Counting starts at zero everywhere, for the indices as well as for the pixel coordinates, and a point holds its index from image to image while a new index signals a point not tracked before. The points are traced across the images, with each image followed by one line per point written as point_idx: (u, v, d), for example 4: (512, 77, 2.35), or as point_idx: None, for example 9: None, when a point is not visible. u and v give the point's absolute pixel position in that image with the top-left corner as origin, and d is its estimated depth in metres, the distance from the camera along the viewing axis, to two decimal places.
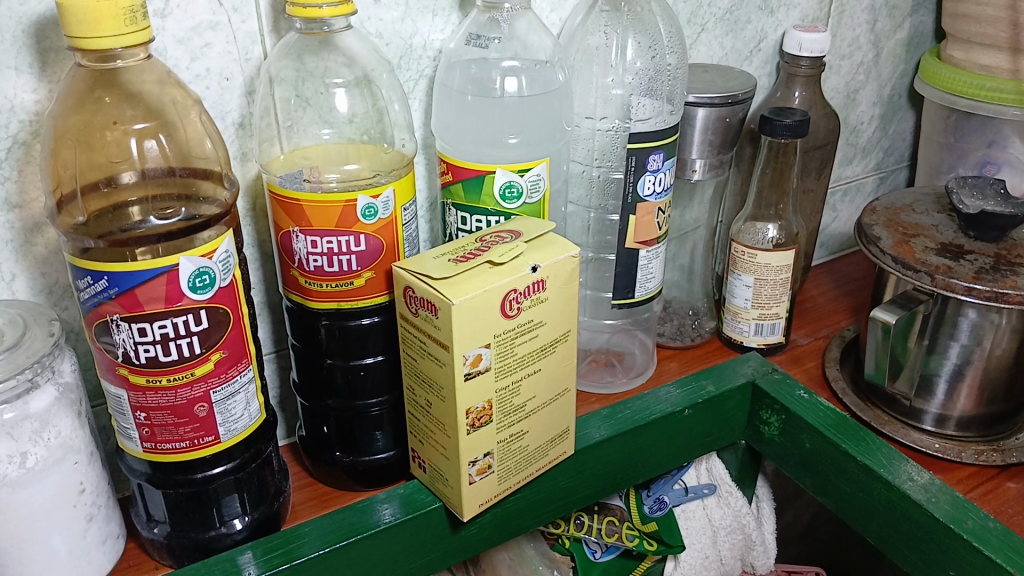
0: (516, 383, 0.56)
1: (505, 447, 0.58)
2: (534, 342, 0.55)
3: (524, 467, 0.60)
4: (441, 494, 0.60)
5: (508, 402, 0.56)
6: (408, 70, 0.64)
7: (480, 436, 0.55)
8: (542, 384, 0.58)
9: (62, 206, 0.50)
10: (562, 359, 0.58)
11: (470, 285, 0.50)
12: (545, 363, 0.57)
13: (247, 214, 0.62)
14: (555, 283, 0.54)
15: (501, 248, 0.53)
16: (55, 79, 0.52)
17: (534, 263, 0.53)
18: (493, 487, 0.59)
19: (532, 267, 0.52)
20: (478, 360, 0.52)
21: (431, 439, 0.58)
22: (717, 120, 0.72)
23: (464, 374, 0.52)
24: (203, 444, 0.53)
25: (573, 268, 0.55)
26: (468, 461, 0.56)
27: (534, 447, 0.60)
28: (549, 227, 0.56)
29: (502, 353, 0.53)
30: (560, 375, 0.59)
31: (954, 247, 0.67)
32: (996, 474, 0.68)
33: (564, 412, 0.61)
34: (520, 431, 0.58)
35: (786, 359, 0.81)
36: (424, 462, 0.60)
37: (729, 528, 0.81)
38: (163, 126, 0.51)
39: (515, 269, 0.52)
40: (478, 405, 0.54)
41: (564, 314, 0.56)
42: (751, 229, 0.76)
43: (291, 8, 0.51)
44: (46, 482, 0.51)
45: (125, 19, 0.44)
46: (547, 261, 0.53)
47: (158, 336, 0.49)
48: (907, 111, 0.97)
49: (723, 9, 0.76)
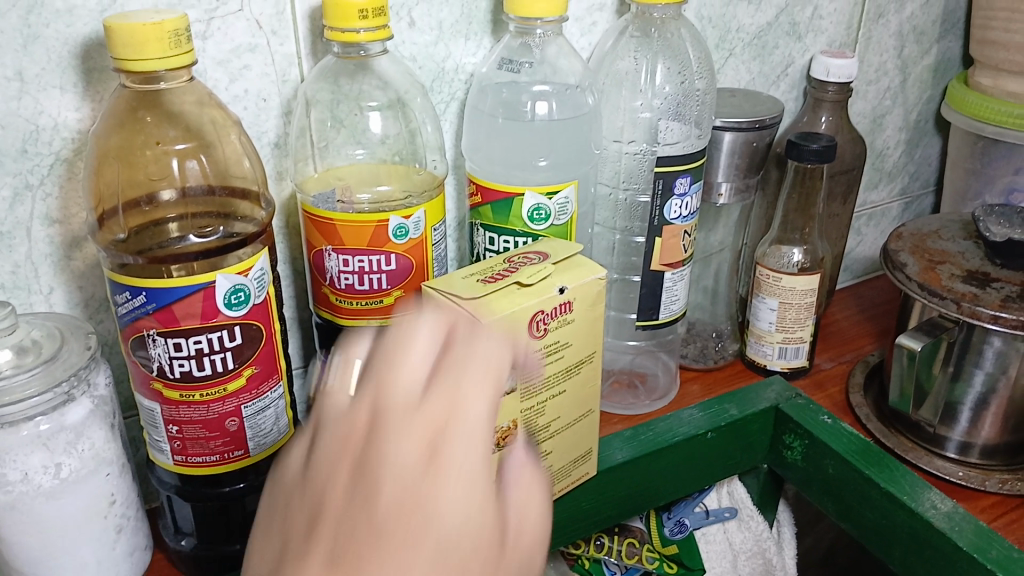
0: (541, 403, 0.56)
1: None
2: (559, 362, 0.56)
3: (547, 486, 0.61)
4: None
5: (533, 421, 0.56)
6: (440, 93, 0.65)
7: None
8: (567, 404, 0.58)
9: (103, 221, 0.51)
10: (587, 380, 0.59)
11: (500, 306, 0.51)
12: (570, 385, 0.58)
13: (280, 232, 0.63)
14: (581, 304, 0.55)
15: (529, 270, 0.54)
16: (97, 98, 0.53)
17: (561, 284, 0.53)
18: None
19: (560, 288, 0.53)
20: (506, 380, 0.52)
21: None
22: (744, 144, 0.72)
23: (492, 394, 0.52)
24: (233, 457, 0.54)
25: (599, 290, 0.56)
26: None
27: (557, 466, 0.61)
28: (576, 249, 0.57)
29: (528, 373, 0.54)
30: (586, 395, 0.59)
31: (980, 275, 0.67)
32: (1020, 504, 0.68)
33: (587, 432, 0.62)
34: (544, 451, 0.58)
35: (809, 383, 0.81)
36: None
37: (750, 552, 0.81)
38: (202, 147, 0.52)
39: (542, 290, 0.53)
40: (504, 425, 0.54)
41: (589, 334, 0.57)
42: (776, 252, 0.77)
43: (330, 32, 0.52)
44: (79, 493, 0.52)
45: (170, 43, 0.45)
46: (574, 283, 0.54)
47: (193, 351, 0.50)
48: (934, 137, 0.97)
49: (751, 35, 0.77)
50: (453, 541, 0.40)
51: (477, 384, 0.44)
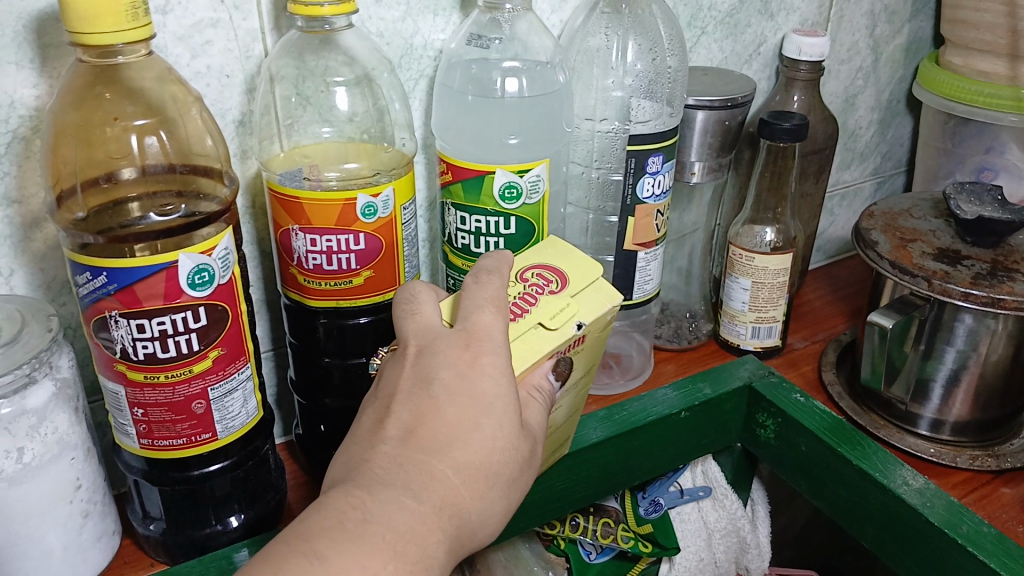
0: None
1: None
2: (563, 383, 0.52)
3: None
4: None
5: None
6: (409, 69, 0.64)
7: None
8: (560, 417, 0.55)
9: (61, 202, 0.50)
10: (582, 390, 0.56)
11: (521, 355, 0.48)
12: (568, 399, 0.54)
13: (246, 212, 0.62)
14: (596, 333, 0.51)
15: (543, 302, 0.50)
16: (55, 75, 0.51)
17: (580, 322, 0.49)
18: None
19: (579, 329, 0.49)
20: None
21: None
22: (716, 123, 0.71)
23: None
24: (200, 441, 0.53)
25: (613, 316, 0.52)
26: None
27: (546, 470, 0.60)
28: (595, 270, 0.52)
29: None
30: (577, 402, 0.57)
31: (951, 253, 0.68)
32: (990, 480, 0.69)
33: (572, 437, 0.60)
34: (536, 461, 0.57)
35: (782, 363, 0.82)
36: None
37: (724, 530, 0.81)
38: (163, 123, 0.51)
39: (563, 334, 0.49)
40: None
41: (592, 356, 0.54)
42: (749, 232, 0.76)
43: (292, 6, 0.51)
44: (43, 478, 0.51)
45: (127, 16, 0.44)
46: (592, 318, 0.50)
47: (156, 332, 0.49)
48: (906, 116, 0.97)
49: (723, 13, 0.77)
50: (479, 472, 0.42)
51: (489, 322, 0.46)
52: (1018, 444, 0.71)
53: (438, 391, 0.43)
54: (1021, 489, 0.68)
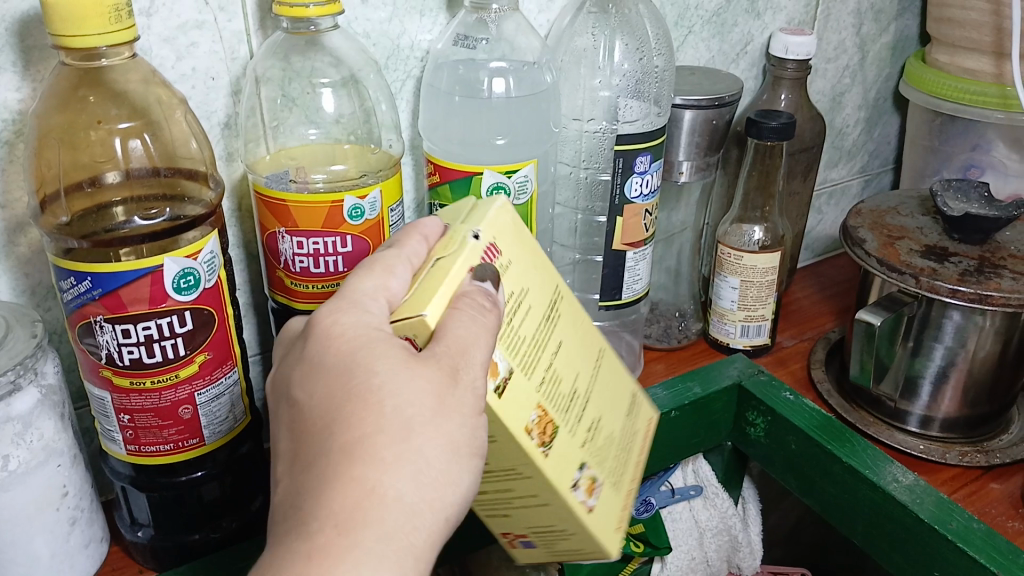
0: (553, 370, 0.44)
1: (593, 448, 0.46)
2: (536, 312, 0.44)
3: (623, 457, 0.50)
4: (569, 554, 0.48)
5: (557, 391, 0.44)
6: (396, 70, 0.63)
7: (562, 455, 0.43)
8: (579, 357, 0.47)
9: (45, 205, 0.50)
10: (574, 316, 0.48)
11: (427, 290, 0.39)
12: (565, 331, 0.46)
13: (232, 215, 0.62)
14: (511, 239, 0.44)
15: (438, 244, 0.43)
16: (38, 78, 0.51)
17: (472, 230, 0.42)
18: (615, 500, 0.48)
19: (473, 233, 0.42)
20: (499, 368, 0.40)
21: (490, 507, 0.47)
22: (704, 122, 0.71)
23: (494, 392, 0.39)
24: (187, 446, 0.53)
25: (513, 217, 0.45)
26: (569, 488, 0.43)
27: (619, 430, 0.50)
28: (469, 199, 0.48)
29: (512, 343, 0.41)
30: (586, 336, 0.48)
31: (939, 250, 0.68)
32: (979, 475, 0.69)
33: (615, 377, 0.51)
34: (595, 422, 0.47)
35: (771, 361, 0.82)
36: (533, 538, 0.48)
37: (716, 529, 0.81)
38: (148, 125, 0.51)
39: (459, 247, 0.41)
40: (534, 417, 0.41)
41: (530, 261, 0.45)
42: (738, 230, 0.77)
43: (278, 7, 0.51)
44: (29, 485, 0.50)
45: (110, 18, 0.44)
46: (484, 222, 0.43)
47: (142, 338, 0.48)
48: (892, 114, 0.98)
49: (710, 12, 0.76)
50: (390, 431, 0.36)
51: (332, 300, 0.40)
52: (1007, 439, 0.71)
53: (309, 386, 0.38)
54: (1010, 484, 0.68)
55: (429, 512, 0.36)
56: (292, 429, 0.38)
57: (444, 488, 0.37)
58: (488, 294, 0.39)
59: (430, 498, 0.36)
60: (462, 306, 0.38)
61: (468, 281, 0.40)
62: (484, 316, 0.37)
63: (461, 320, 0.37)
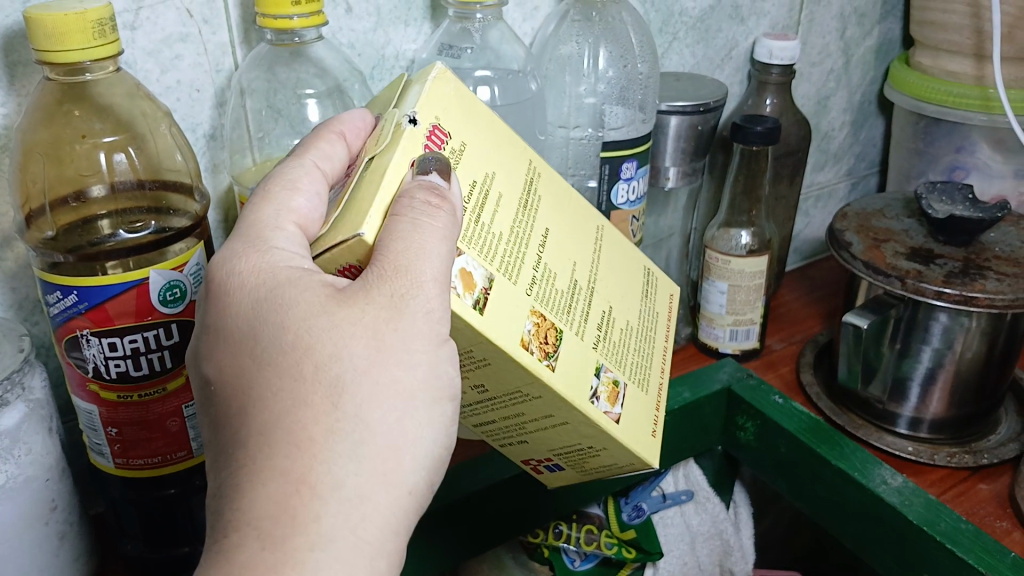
0: (542, 266, 0.42)
1: (608, 347, 0.45)
2: (508, 199, 0.42)
3: (642, 345, 0.49)
4: (602, 469, 0.49)
5: (551, 291, 0.42)
6: (381, 80, 0.64)
7: (570, 362, 0.42)
8: (567, 246, 0.45)
9: (30, 220, 0.50)
10: (553, 199, 0.46)
11: (361, 205, 0.36)
12: (547, 217, 0.45)
13: (218, 225, 0.62)
14: (458, 111, 0.42)
15: (375, 139, 0.41)
16: (22, 93, 0.50)
17: (407, 114, 0.39)
18: (643, 399, 0.47)
19: (409, 119, 0.39)
20: (474, 280, 0.38)
21: (513, 433, 0.47)
22: (689, 128, 0.72)
23: (474, 307, 0.37)
24: (176, 458, 0.53)
25: (456, 88, 0.42)
26: (587, 398, 0.43)
27: (629, 318, 0.49)
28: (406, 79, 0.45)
29: (489, 246, 0.39)
30: (573, 223, 0.47)
31: (924, 252, 0.68)
32: (968, 476, 0.69)
33: (612, 262, 0.50)
34: (601, 314, 0.46)
35: (760, 365, 0.82)
36: (559, 459, 0.49)
37: (706, 534, 0.81)
38: (133, 138, 0.51)
39: (389, 139, 0.39)
40: (531, 326, 0.40)
41: (491, 139, 0.43)
42: (725, 235, 0.77)
43: (262, 19, 0.51)
44: (18, 500, 0.50)
45: (93, 33, 0.44)
46: (422, 104, 0.40)
47: (128, 350, 0.48)
48: (877, 117, 0.98)
49: (694, 18, 0.77)
50: (320, 400, 0.36)
51: (234, 239, 0.40)
52: (995, 440, 0.72)
53: (221, 357, 0.39)
54: (998, 485, 0.69)
55: (382, 486, 0.36)
56: (213, 411, 0.39)
57: (395, 455, 0.37)
58: (434, 190, 0.36)
59: (378, 472, 0.36)
60: (403, 211, 0.35)
61: (410, 180, 0.37)
62: (431, 217, 0.35)
63: (400, 232, 0.35)
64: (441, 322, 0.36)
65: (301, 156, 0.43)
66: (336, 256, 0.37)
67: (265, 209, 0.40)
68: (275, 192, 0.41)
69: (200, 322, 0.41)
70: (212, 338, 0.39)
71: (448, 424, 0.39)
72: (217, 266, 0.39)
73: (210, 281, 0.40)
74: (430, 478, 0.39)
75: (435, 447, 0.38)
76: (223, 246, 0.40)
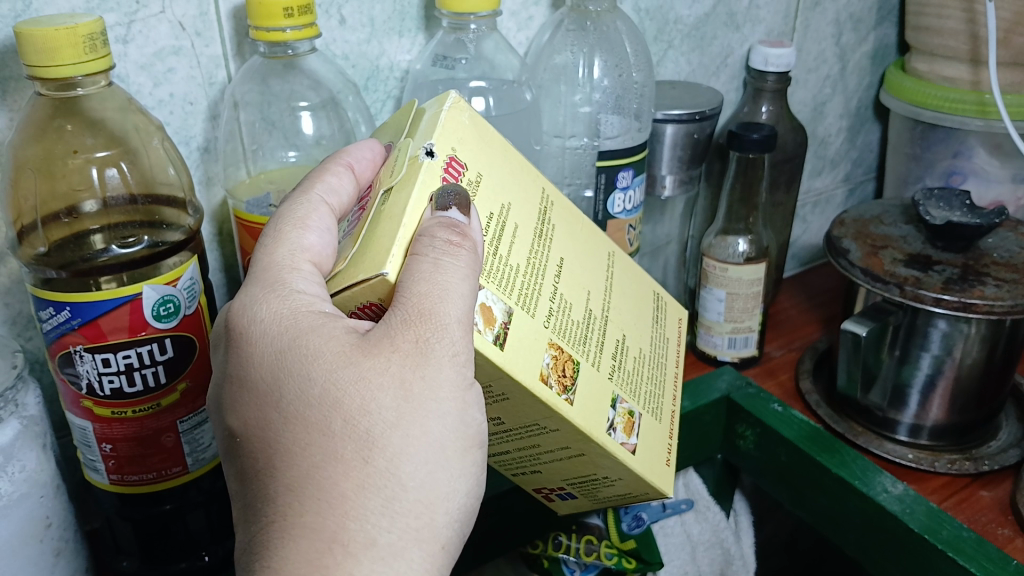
0: (559, 296, 0.43)
1: (621, 376, 0.46)
2: (523, 230, 0.43)
3: (653, 373, 0.50)
4: (614, 496, 0.49)
5: (569, 324, 0.43)
6: (375, 91, 0.63)
7: (587, 397, 0.42)
8: (581, 275, 0.46)
9: (23, 237, 0.49)
10: (564, 229, 0.47)
11: (379, 245, 0.37)
12: (560, 247, 0.45)
13: (213, 240, 0.61)
14: (474, 141, 0.43)
15: (390, 171, 0.42)
16: (15, 108, 0.50)
17: (426, 146, 0.40)
18: (656, 429, 0.48)
19: (427, 150, 0.40)
20: (494, 315, 0.38)
21: (526, 468, 0.47)
22: (685, 136, 0.72)
23: (495, 342, 0.38)
24: (171, 474, 0.52)
25: (468, 119, 0.43)
26: (605, 431, 0.43)
27: (640, 347, 0.49)
28: (416, 108, 0.46)
29: (505, 281, 0.40)
30: (586, 252, 0.48)
31: (922, 259, 0.68)
32: (969, 483, 0.69)
33: (623, 293, 0.50)
34: (614, 344, 0.46)
35: (759, 372, 0.82)
36: (572, 489, 0.49)
37: (707, 543, 0.80)
38: (126, 153, 0.51)
39: (408, 171, 0.40)
40: (549, 359, 0.40)
41: (503, 170, 0.44)
42: (722, 243, 0.76)
43: (254, 31, 0.51)
44: (12, 518, 0.49)
45: (84, 47, 0.43)
46: (439, 134, 0.41)
47: (123, 366, 0.48)
48: (874, 123, 0.98)
49: (690, 26, 0.77)
50: (351, 455, 0.35)
51: (250, 285, 0.41)
52: (996, 446, 0.71)
53: (244, 411, 0.38)
54: (999, 491, 0.68)
55: (415, 543, 0.36)
56: (238, 465, 0.39)
57: (427, 509, 0.36)
58: (455, 227, 0.36)
59: (411, 529, 0.36)
60: (425, 252, 0.36)
61: (430, 217, 0.37)
62: (452, 257, 0.36)
63: (423, 273, 0.35)
64: (466, 365, 0.36)
65: (309, 190, 0.44)
66: (356, 295, 0.37)
67: (279, 250, 0.41)
68: (288, 231, 0.42)
69: (220, 373, 0.41)
70: (234, 390, 0.39)
71: (479, 473, 0.39)
72: (239, 313, 0.40)
73: (229, 329, 0.40)
74: (462, 529, 0.39)
75: (467, 498, 0.38)
76: (241, 292, 0.40)
